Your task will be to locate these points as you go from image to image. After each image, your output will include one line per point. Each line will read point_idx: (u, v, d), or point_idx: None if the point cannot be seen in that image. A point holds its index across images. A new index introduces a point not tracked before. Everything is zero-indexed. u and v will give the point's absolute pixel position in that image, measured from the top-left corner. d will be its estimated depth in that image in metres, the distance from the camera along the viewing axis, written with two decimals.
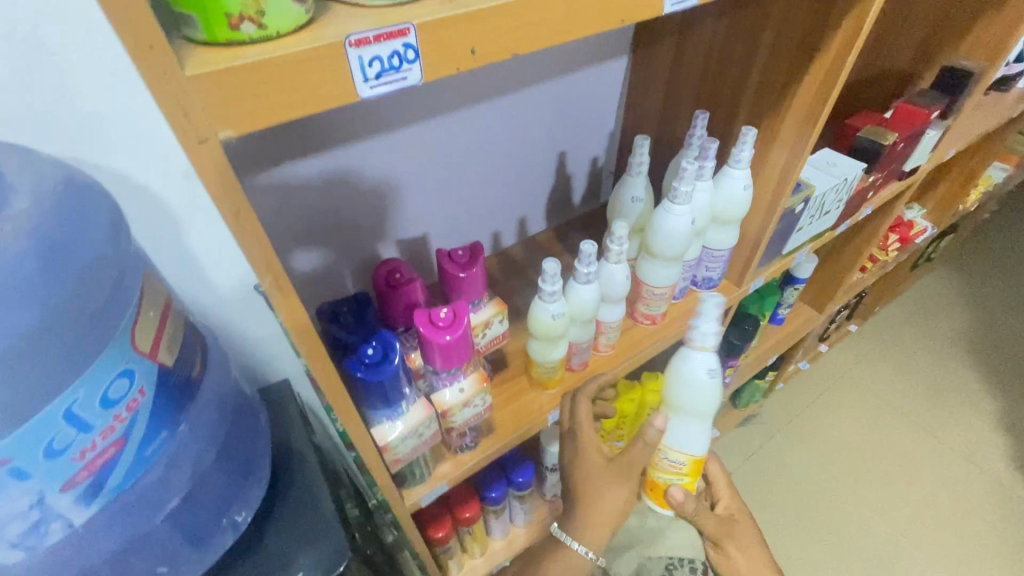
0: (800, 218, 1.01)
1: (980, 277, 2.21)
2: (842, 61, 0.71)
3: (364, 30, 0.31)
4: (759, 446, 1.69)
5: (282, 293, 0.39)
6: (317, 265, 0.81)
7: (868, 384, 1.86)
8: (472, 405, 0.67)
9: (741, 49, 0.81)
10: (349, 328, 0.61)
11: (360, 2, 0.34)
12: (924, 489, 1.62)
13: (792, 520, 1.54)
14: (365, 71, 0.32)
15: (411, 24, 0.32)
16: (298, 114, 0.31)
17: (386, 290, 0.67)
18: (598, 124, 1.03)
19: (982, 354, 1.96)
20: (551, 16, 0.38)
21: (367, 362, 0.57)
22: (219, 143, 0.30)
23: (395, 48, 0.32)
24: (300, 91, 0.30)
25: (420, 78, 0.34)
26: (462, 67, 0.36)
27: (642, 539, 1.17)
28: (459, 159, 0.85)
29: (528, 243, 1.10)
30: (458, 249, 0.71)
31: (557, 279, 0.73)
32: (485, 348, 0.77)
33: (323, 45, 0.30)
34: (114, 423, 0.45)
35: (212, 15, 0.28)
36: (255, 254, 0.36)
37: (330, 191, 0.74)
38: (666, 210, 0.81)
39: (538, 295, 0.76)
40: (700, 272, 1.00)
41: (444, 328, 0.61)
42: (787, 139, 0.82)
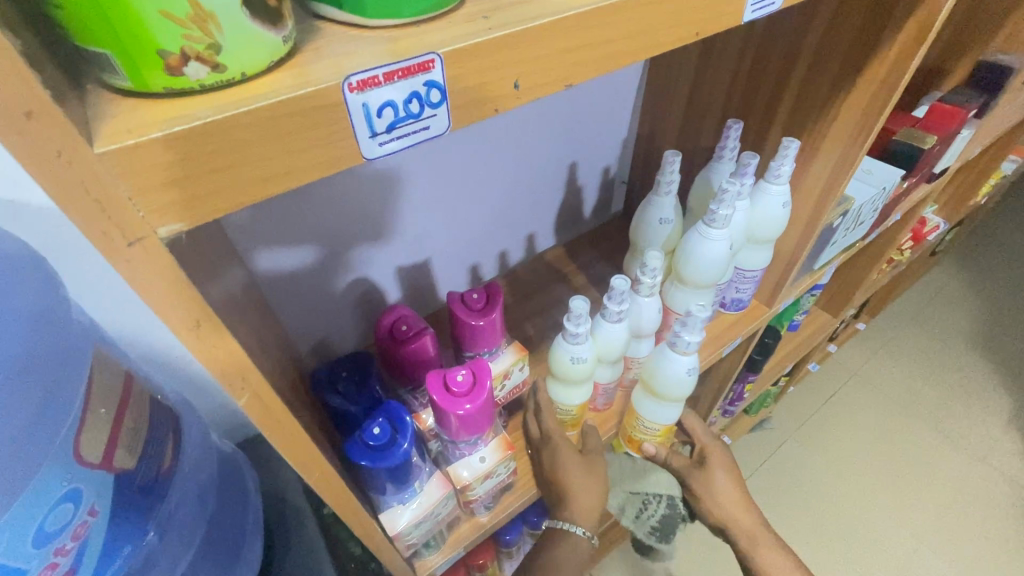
0: (835, 233, 0.89)
1: (1000, 259, 1.90)
2: (905, 65, 0.59)
3: (372, 67, 0.22)
4: (768, 456, 1.44)
5: (263, 408, 0.29)
6: (289, 307, 0.69)
7: (889, 373, 1.60)
8: (494, 475, 0.59)
9: (784, 49, 0.68)
10: (350, 397, 0.52)
11: (361, 24, 0.25)
12: (967, 491, 1.38)
13: (822, 541, 1.30)
14: (372, 123, 0.22)
15: (437, 54, 0.23)
16: (284, 189, 0.22)
17: (391, 344, 0.57)
18: (613, 130, 0.91)
19: (1005, 347, 1.66)
20: (615, 33, 0.28)
21: (371, 446, 0.48)
22: (160, 240, 0.20)
23: (414, 88, 0.23)
24: (279, 158, 0.21)
25: (447, 125, 0.25)
26: (502, 105, 0.26)
27: (626, 475, 0.96)
28: (460, 183, 0.74)
29: (538, 262, 0.98)
30: (472, 291, 0.62)
31: (586, 319, 0.64)
32: (503, 399, 0.68)
33: (306, 93, 0.20)
34: (55, 560, 0.36)
35: (139, 56, 0.19)
36: (227, 370, 0.26)
37: (308, 220, 0.62)
38: (701, 233, 0.70)
39: (561, 334, 0.66)
40: (729, 293, 0.89)
41: (463, 396, 0.51)
42: (831, 150, 0.69)
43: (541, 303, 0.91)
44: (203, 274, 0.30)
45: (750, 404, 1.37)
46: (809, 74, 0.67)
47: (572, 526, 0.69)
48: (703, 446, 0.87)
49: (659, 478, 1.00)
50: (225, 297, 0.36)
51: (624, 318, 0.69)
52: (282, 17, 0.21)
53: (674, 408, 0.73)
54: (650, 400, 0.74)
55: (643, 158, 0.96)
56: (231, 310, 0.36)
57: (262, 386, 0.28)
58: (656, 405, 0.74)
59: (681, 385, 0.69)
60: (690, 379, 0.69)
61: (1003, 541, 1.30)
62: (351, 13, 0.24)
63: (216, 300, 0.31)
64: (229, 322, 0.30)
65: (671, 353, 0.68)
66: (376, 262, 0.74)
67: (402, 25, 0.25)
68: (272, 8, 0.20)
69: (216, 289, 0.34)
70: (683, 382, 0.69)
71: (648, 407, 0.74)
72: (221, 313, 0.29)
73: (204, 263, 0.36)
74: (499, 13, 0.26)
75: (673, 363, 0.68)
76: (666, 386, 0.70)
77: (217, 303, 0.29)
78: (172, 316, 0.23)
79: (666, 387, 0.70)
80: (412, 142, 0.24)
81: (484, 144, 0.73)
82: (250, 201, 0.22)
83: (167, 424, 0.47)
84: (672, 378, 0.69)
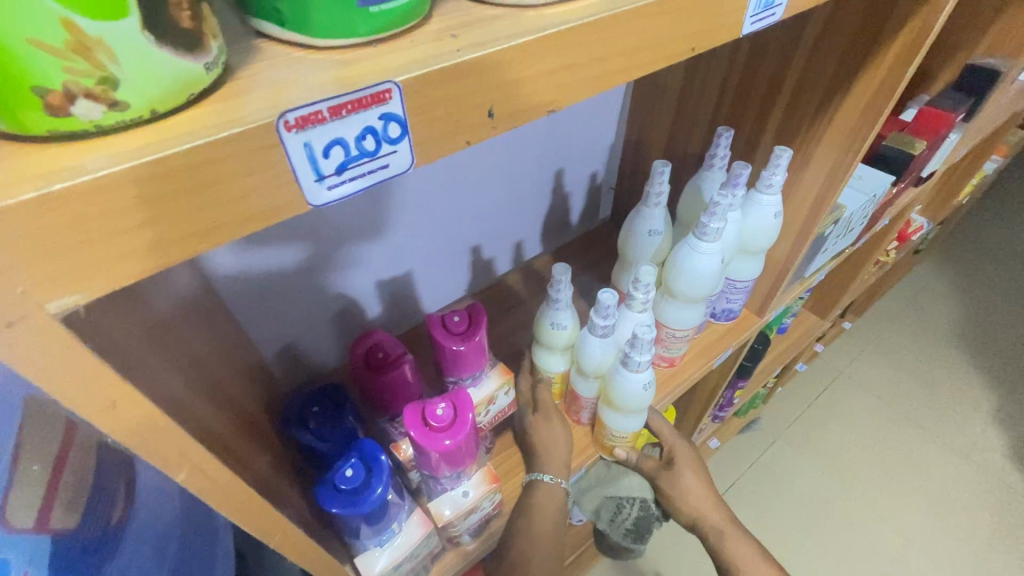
0: (826, 241, 0.86)
1: (982, 258, 1.89)
2: (899, 78, 0.56)
3: (314, 100, 0.18)
4: (756, 458, 1.42)
5: (208, 481, 0.26)
6: (262, 335, 0.65)
7: (874, 373, 1.59)
8: (479, 509, 0.56)
9: (775, 55, 0.65)
10: (323, 433, 0.48)
11: (310, 44, 0.21)
12: (955, 492, 1.37)
13: (812, 546, 1.28)
14: (318, 165, 0.19)
15: (395, 83, 0.19)
16: (212, 245, 0.19)
17: (365, 372, 0.54)
18: (599, 137, 0.87)
19: (987, 345, 1.66)
20: (604, 52, 0.25)
21: (343, 490, 0.44)
22: (52, 317, 0.17)
23: (368, 122, 0.19)
24: (201, 213, 0.18)
25: (411, 161, 0.22)
26: (475, 136, 0.23)
27: (600, 479, 0.89)
28: (441, 205, 0.72)
29: (523, 270, 0.94)
30: (455, 314, 0.59)
31: (568, 285, 0.63)
32: (488, 423, 0.64)
33: (229, 135, 0.17)
34: None
35: (10, 93, 0.15)
36: (161, 447, 0.23)
37: (280, 235, 0.57)
38: (691, 246, 0.67)
39: (546, 301, 0.66)
40: (719, 304, 0.86)
41: (443, 430, 0.48)
42: (824, 159, 0.66)
43: (528, 315, 0.87)
44: (135, 328, 0.26)
45: (739, 408, 1.35)
46: (801, 82, 0.64)
47: (538, 474, 0.68)
48: (670, 447, 0.83)
49: (634, 481, 0.87)
50: (176, 340, 0.33)
51: (610, 333, 0.65)
52: (201, 41, 0.17)
53: (631, 420, 0.70)
54: (610, 413, 0.70)
55: (631, 164, 0.93)
56: (183, 356, 0.32)
57: (206, 457, 0.25)
58: (618, 418, 0.70)
59: (637, 400, 0.66)
60: (646, 394, 0.65)
61: (991, 542, 1.29)
62: (297, 33, 0.21)
63: (155, 353, 0.27)
64: (170, 381, 0.27)
65: (624, 371, 0.64)
66: (353, 283, 0.70)
67: (355, 45, 0.21)
68: (184, 33, 0.16)
69: (162, 335, 0.31)
70: (639, 397, 0.66)
71: (610, 419, 0.71)
72: (157, 375, 0.25)
73: (149, 303, 0.32)
74: (470, 30, 0.22)
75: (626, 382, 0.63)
76: (624, 401, 0.67)
77: (152, 362, 0.25)
78: (77, 399, 0.19)
79: (623, 400, 0.66)
80: (370, 183, 0.21)
81: (467, 169, 0.71)
82: (166, 263, 0.18)
83: (116, 470, 0.43)
84: (627, 394, 0.65)
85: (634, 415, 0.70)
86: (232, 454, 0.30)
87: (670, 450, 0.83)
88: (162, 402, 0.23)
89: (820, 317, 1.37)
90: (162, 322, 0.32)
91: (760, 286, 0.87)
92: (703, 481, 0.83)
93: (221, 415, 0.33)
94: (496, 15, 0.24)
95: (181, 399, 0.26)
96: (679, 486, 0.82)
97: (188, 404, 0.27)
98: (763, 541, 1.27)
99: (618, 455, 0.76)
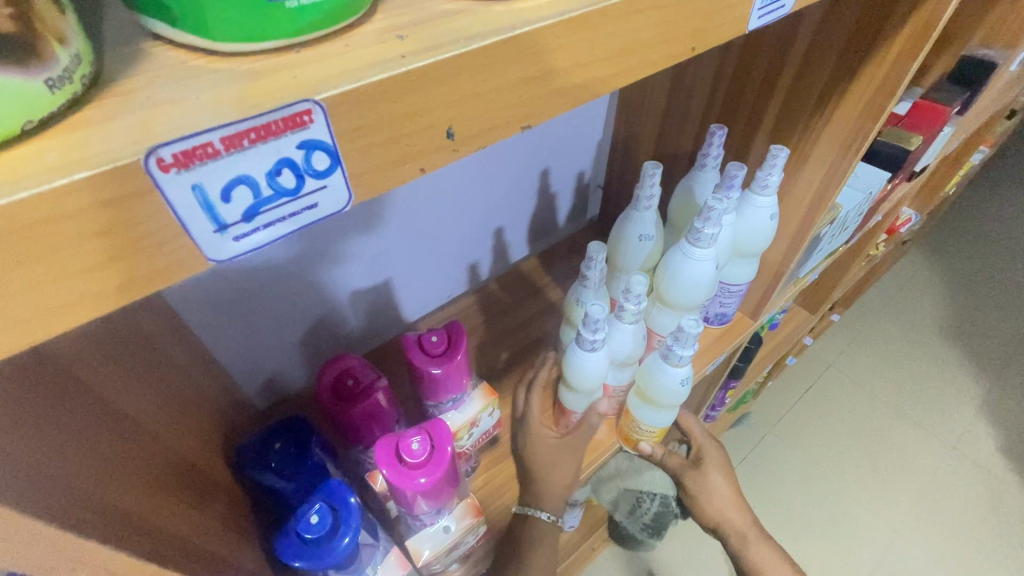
0: (822, 241, 0.82)
1: (966, 248, 1.88)
2: (903, 70, 0.52)
3: (201, 129, 0.14)
4: (747, 454, 1.39)
5: None
6: (235, 358, 0.61)
7: (865, 366, 1.57)
8: (461, 544, 0.52)
9: (771, 48, 0.60)
10: (286, 473, 0.44)
11: (214, 52, 0.16)
12: (948, 483, 1.36)
13: (810, 541, 1.26)
14: (218, 214, 0.15)
15: (317, 102, 0.15)
16: (67, 323, 0.14)
17: (333, 403, 0.49)
18: (586, 135, 0.83)
19: (975, 337, 1.64)
20: (589, 56, 0.21)
21: (307, 539, 0.40)
22: None
23: (285, 150, 0.15)
24: (40, 290, 0.13)
25: (347, 198, 0.17)
26: (432, 161, 0.19)
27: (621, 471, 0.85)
28: (425, 215, 0.68)
29: (507, 274, 0.89)
30: (432, 333, 0.55)
31: (604, 263, 0.61)
32: (471, 447, 0.60)
33: (71, 183, 0.12)
34: None
35: None
36: (42, 548, 0.19)
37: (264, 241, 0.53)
38: (684, 252, 0.63)
39: (577, 281, 0.64)
40: (712, 308, 0.81)
41: (418, 466, 0.44)
42: (822, 158, 0.62)
43: (515, 322, 0.82)
44: (13, 407, 0.22)
45: (732, 404, 1.32)
46: (798, 80, 0.60)
47: (527, 506, 0.65)
48: (698, 446, 0.79)
49: (655, 476, 0.87)
50: (94, 400, 0.28)
51: (601, 346, 0.60)
52: (35, 51, 0.13)
53: (666, 413, 0.66)
54: (643, 406, 0.67)
55: (620, 161, 0.88)
56: (100, 419, 0.28)
57: (107, 556, 0.21)
58: (651, 412, 0.66)
59: (673, 395, 0.63)
60: (684, 390, 0.62)
61: (984, 533, 1.28)
62: (196, 36, 0.16)
63: (44, 435, 0.23)
64: (63, 468, 0.22)
65: (662, 365, 0.61)
66: (332, 298, 0.66)
67: (270, 51, 0.17)
68: (1, 39, 0.12)
69: (69, 401, 0.26)
70: (676, 392, 0.63)
71: (642, 413, 0.67)
72: (38, 467, 0.21)
73: (56, 361, 0.27)
74: (422, 31, 0.18)
75: (664, 376, 0.61)
76: (659, 395, 0.63)
77: (33, 453, 0.21)
78: None
79: (663, 394, 0.63)
80: (292, 227, 0.17)
81: (453, 177, 0.67)
82: (1, 354, 0.13)
83: None
84: (664, 387, 0.62)
85: (669, 409, 0.66)
86: (158, 535, 0.26)
87: (699, 448, 0.79)
88: (15, 499, 0.18)
89: (811, 311, 1.34)
90: (75, 380, 0.28)
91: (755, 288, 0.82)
92: (729, 483, 0.79)
93: (148, 481, 0.29)
94: (457, 9, 0.19)
95: (77, 489, 0.22)
96: (702, 485, 0.78)
97: (92, 493, 0.23)
98: None
99: (643, 450, 0.72)
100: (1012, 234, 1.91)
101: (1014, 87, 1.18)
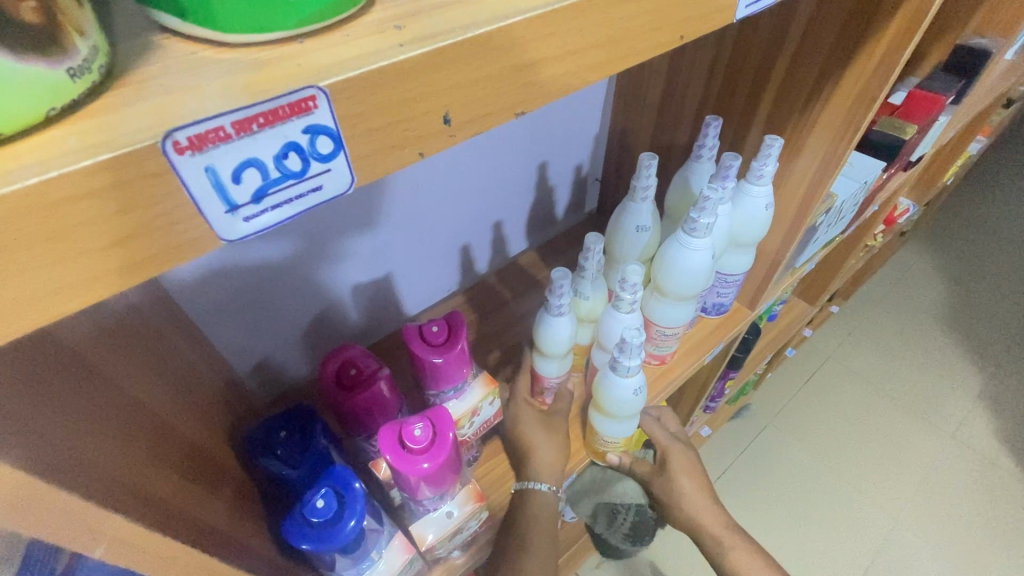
0: (817, 231, 0.82)
1: (964, 239, 1.88)
2: (896, 58, 0.53)
3: (213, 114, 0.15)
4: (747, 443, 1.40)
5: (137, 552, 0.24)
6: (237, 351, 0.61)
7: (863, 356, 1.58)
8: (463, 530, 0.53)
9: (764, 38, 0.61)
10: (292, 460, 0.45)
11: (222, 43, 0.17)
12: (945, 471, 1.37)
13: (808, 530, 1.27)
14: (229, 194, 0.16)
15: (320, 89, 0.16)
16: (86, 301, 0.15)
17: (337, 393, 0.50)
18: (582, 128, 0.84)
19: (973, 327, 1.65)
20: (579, 44, 0.21)
21: (313, 523, 0.41)
22: None
23: (290, 134, 0.16)
24: (62, 266, 0.14)
25: (350, 180, 0.18)
26: (430, 147, 0.20)
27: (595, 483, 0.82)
28: (423, 208, 0.68)
29: (506, 268, 0.90)
30: (432, 324, 0.56)
31: (602, 253, 0.61)
32: (473, 435, 0.61)
33: (93, 164, 0.13)
34: None
35: None
36: (62, 519, 0.20)
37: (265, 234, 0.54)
38: (681, 242, 0.64)
39: (576, 272, 0.64)
40: (709, 298, 0.82)
41: (420, 452, 0.45)
42: (816, 147, 0.63)
43: (514, 315, 0.83)
44: (29, 389, 0.23)
45: (732, 395, 1.32)
46: (791, 71, 0.60)
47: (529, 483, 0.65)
48: (663, 449, 0.76)
49: (627, 487, 0.83)
50: (106, 385, 0.29)
51: (567, 313, 0.61)
52: (57, 43, 0.14)
53: (621, 424, 0.66)
54: (601, 419, 0.67)
55: (618, 154, 0.89)
56: (112, 402, 0.29)
57: (125, 527, 0.23)
58: (610, 424, 0.67)
59: (627, 406, 0.63)
60: (637, 400, 0.63)
61: (980, 519, 1.30)
62: (204, 28, 0.17)
63: (61, 414, 0.24)
64: (81, 445, 0.24)
65: (614, 377, 0.61)
66: (332, 292, 0.66)
67: (274, 41, 0.17)
68: (26, 31, 0.13)
69: (82, 385, 0.27)
70: (631, 402, 0.63)
71: (603, 426, 0.68)
72: (59, 444, 0.22)
73: (70, 347, 0.28)
74: (418, 21, 0.19)
75: (615, 386, 0.61)
76: (614, 406, 0.64)
77: (52, 431, 0.22)
78: None
79: (619, 407, 0.63)
80: (299, 209, 0.18)
81: (451, 169, 0.68)
82: (29, 327, 0.14)
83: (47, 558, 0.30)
84: (617, 398, 0.62)
85: (626, 420, 0.67)
86: (172, 511, 0.27)
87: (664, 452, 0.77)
88: (41, 469, 0.20)
89: (809, 303, 1.35)
90: (87, 366, 0.29)
91: (751, 278, 0.83)
92: None
93: (160, 463, 0.30)
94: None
95: (96, 464, 0.24)
96: (672, 488, 0.77)
97: (110, 469, 0.24)
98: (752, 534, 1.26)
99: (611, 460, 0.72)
100: (1010, 225, 1.92)
101: (1011, 77, 1.18)
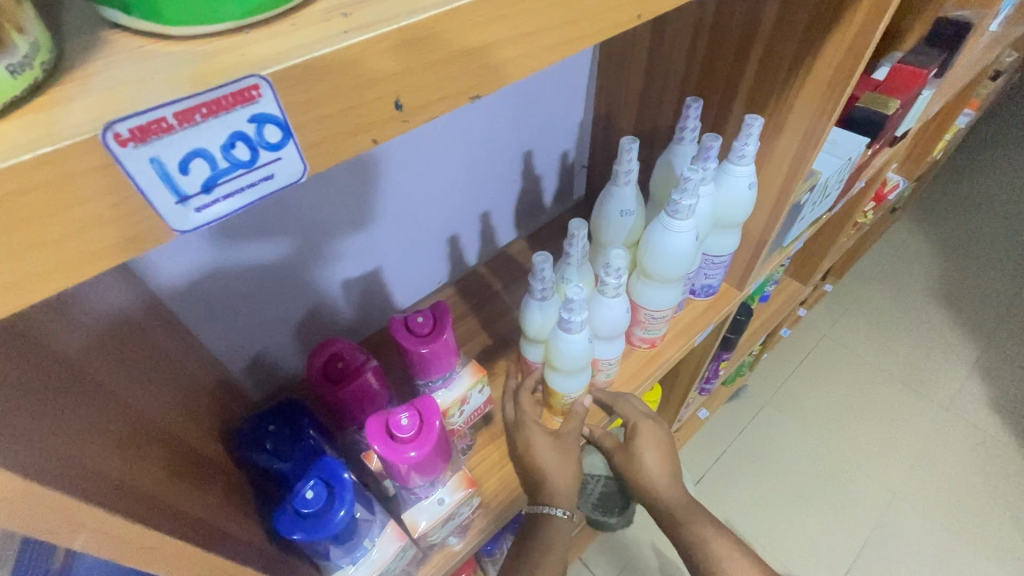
0: (803, 209, 0.83)
1: (955, 213, 1.88)
2: (870, 32, 0.53)
3: (155, 105, 0.15)
4: (743, 425, 1.42)
5: (120, 543, 0.24)
6: (228, 350, 0.62)
7: (856, 334, 1.59)
8: (456, 515, 0.54)
9: (741, 17, 0.61)
10: (282, 453, 0.46)
11: (170, 37, 0.17)
12: (938, 443, 1.39)
13: (803, 508, 1.29)
14: (177, 185, 0.16)
15: (263, 78, 0.16)
16: (41, 295, 0.15)
17: (326, 385, 0.51)
18: (566, 115, 0.83)
19: (964, 300, 1.66)
20: (534, 25, 0.22)
21: (304, 514, 0.42)
22: None
23: (237, 123, 0.16)
24: (15, 260, 0.14)
25: (302, 168, 0.18)
26: (383, 132, 0.20)
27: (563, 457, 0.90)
28: (411, 198, 0.68)
29: (495, 258, 0.90)
30: (418, 314, 0.56)
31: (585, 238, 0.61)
32: (464, 424, 0.61)
33: (32, 159, 0.13)
34: None
35: None
36: (43, 516, 0.21)
37: (255, 232, 0.54)
38: (663, 225, 0.64)
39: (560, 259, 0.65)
40: (697, 280, 0.82)
41: (409, 441, 0.46)
42: (796, 124, 0.63)
43: (504, 304, 0.83)
44: (10, 391, 0.23)
45: (727, 377, 1.33)
46: (769, 48, 0.60)
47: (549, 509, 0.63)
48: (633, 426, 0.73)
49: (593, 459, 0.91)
50: (90, 385, 0.30)
51: (551, 297, 0.61)
52: None
53: (570, 379, 0.64)
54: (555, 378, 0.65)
55: (603, 139, 0.89)
56: (97, 401, 0.29)
57: (106, 518, 0.23)
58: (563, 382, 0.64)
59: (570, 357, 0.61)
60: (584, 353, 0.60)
61: (971, 489, 1.32)
62: (152, 23, 0.17)
63: (42, 412, 0.24)
64: (63, 442, 0.24)
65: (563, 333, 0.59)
66: (322, 286, 0.67)
67: (221, 33, 0.18)
68: None
69: (65, 385, 0.28)
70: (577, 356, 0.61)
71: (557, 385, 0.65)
72: (41, 442, 0.22)
73: (53, 349, 0.29)
74: (366, 8, 0.19)
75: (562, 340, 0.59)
76: (563, 361, 0.61)
77: (34, 429, 0.23)
78: None
79: (567, 363, 0.61)
80: (251, 197, 0.18)
81: (438, 159, 0.68)
82: None
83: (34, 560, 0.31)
84: (567, 354, 0.60)
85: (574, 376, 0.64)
86: (157, 503, 0.28)
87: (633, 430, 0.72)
88: (20, 466, 0.20)
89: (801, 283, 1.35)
90: (70, 367, 0.29)
91: (738, 259, 0.83)
92: None
93: (147, 458, 0.31)
94: None
95: (80, 460, 0.24)
96: (639, 470, 0.73)
97: (93, 464, 0.25)
98: (742, 531, 1.25)
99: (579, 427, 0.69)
100: (1000, 198, 1.92)
101: (997, 48, 1.18)
